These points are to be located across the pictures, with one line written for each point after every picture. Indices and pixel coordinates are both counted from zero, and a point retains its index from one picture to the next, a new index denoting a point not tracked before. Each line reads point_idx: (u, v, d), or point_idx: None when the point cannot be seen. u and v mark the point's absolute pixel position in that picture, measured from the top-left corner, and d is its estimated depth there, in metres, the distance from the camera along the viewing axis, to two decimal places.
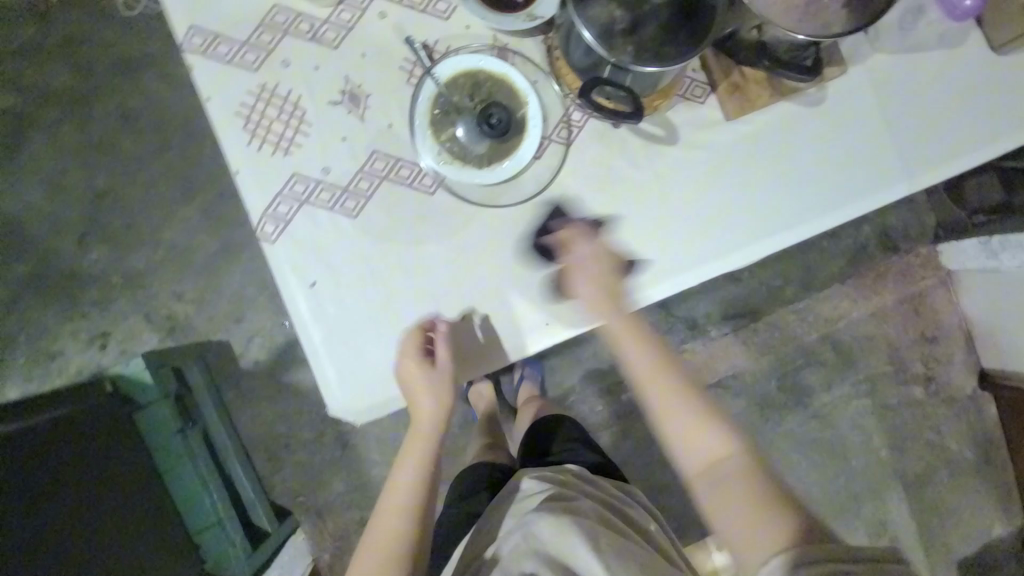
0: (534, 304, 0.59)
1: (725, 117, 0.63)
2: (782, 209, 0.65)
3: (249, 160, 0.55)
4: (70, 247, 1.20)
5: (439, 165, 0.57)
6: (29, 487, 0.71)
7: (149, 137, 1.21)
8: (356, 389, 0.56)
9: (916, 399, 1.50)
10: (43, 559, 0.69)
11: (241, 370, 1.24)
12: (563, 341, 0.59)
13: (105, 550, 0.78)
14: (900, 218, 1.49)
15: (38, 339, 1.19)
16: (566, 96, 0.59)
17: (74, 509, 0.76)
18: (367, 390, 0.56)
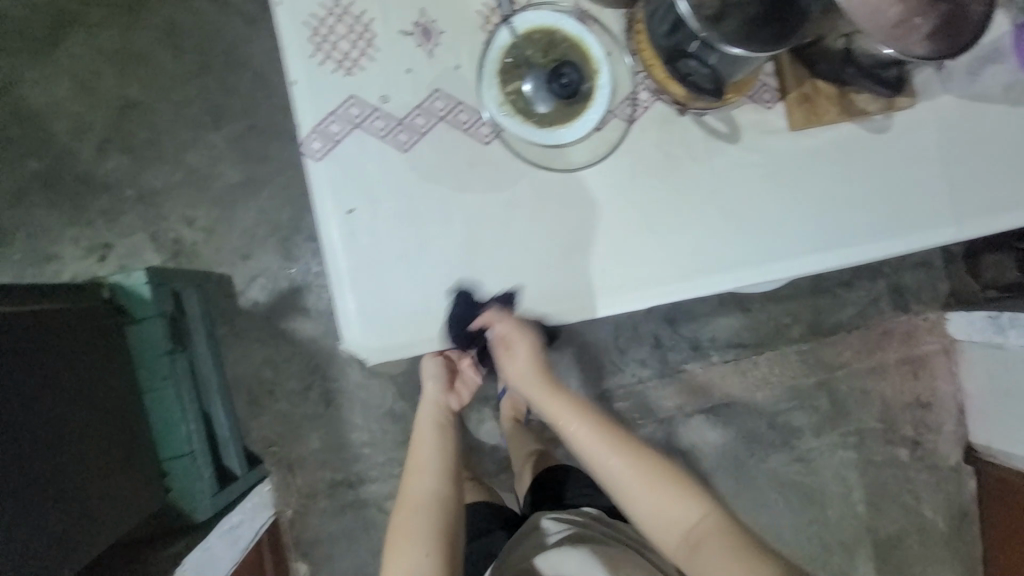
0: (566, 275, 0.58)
1: (789, 127, 0.62)
2: (823, 229, 0.64)
3: (310, 73, 0.53)
4: (90, 152, 1.17)
5: (500, 116, 0.55)
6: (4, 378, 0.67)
7: (190, 57, 1.19)
8: (374, 325, 0.55)
9: (900, 460, 1.49)
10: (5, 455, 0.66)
11: (238, 308, 1.21)
12: (588, 317, 0.58)
13: (58, 464, 0.72)
14: (915, 278, 1.49)
15: (39, 239, 1.15)
16: (638, 74, 0.59)
17: (30, 414, 0.70)
18: (386, 329, 0.54)
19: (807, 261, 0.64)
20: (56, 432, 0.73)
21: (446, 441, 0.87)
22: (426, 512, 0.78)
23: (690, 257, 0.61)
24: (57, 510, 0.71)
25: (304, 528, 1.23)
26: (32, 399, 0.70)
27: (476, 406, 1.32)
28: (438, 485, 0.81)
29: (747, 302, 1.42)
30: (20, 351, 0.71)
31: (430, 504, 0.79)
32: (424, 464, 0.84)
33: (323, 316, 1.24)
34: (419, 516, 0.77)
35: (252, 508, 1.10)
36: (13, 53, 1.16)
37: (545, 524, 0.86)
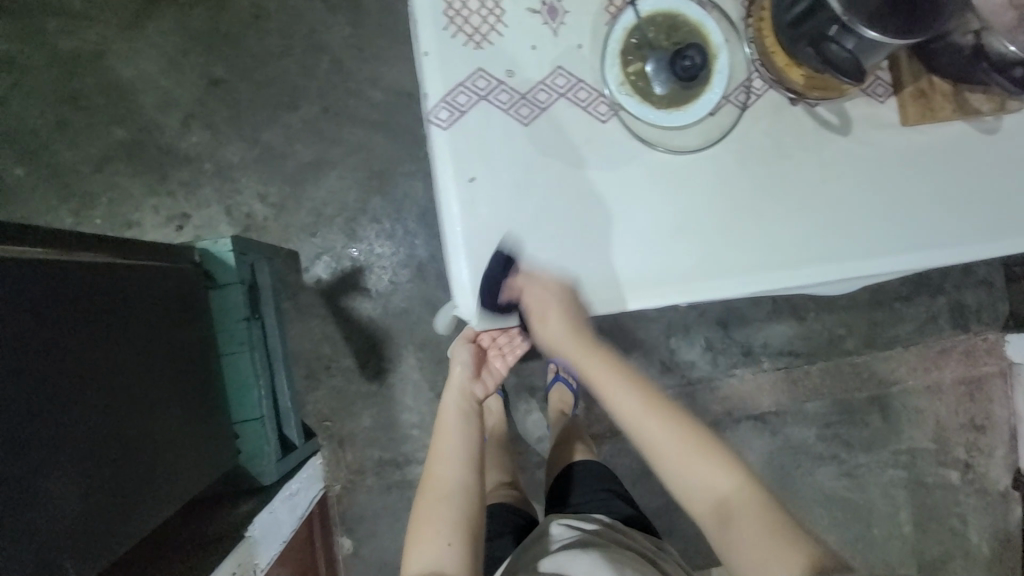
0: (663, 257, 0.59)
1: (901, 121, 0.62)
2: (921, 228, 0.63)
3: (441, 45, 0.55)
4: (174, 125, 1.22)
5: (619, 96, 0.57)
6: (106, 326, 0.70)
7: (272, 38, 1.23)
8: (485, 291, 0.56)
9: (950, 483, 1.45)
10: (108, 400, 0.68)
11: (301, 284, 1.24)
12: (682, 300, 0.59)
13: (150, 414, 0.75)
14: (976, 297, 1.44)
15: (122, 205, 1.21)
16: (754, 61, 0.59)
17: (128, 363, 0.72)
18: (497, 294, 0.56)
19: (903, 260, 0.63)
20: (147, 383, 0.75)
21: (470, 430, 0.78)
22: (453, 503, 0.71)
23: (790, 243, 0.61)
24: (150, 459, 0.73)
25: (350, 504, 1.25)
26: (129, 350, 0.73)
27: (523, 396, 1.33)
28: (465, 475, 0.74)
29: (802, 310, 1.39)
30: (122, 302, 0.74)
31: (455, 493, 0.72)
32: (448, 452, 0.75)
33: (382, 296, 1.26)
34: (446, 506, 0.70)
35: (308, 478, 1.13)
36: (109, 26, 1.22)
37: (554, 528, 0.86)
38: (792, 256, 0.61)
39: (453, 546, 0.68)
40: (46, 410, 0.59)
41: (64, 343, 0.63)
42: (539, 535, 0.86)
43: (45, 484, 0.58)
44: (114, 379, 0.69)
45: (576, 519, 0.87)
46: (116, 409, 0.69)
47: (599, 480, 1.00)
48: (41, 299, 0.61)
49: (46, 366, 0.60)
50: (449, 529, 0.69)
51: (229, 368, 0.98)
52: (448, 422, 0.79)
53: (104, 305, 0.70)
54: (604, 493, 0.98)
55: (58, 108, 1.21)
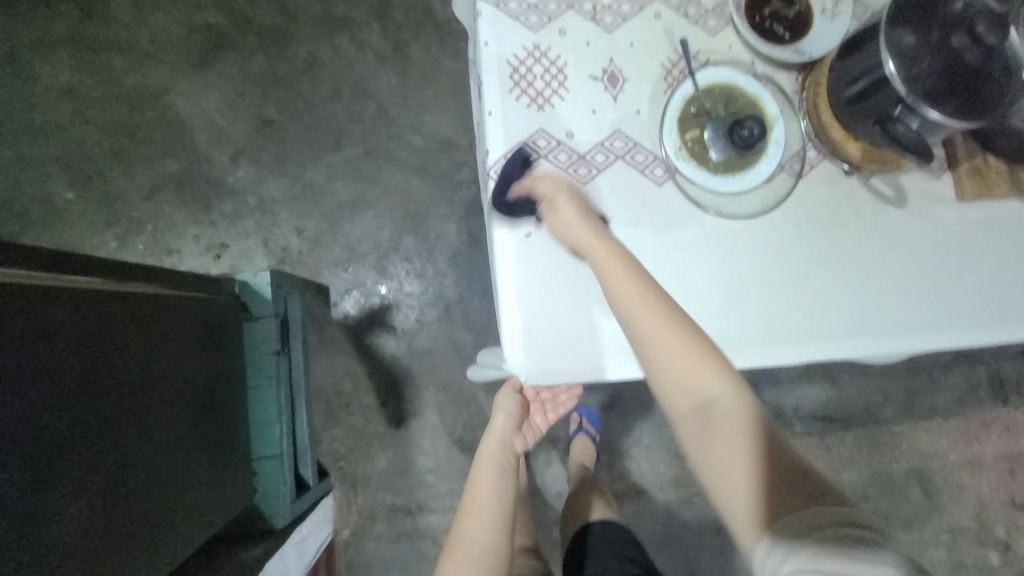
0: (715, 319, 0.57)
1: (957, 197, 0.61)
2: (981, 305, 0.61)
3: (506, 106, 0.57)
4: (223, 159, 1.27)
5: (676, 160, 0.57)
6: (139, 359, 0.69)
7: (324, 84, 1.30)
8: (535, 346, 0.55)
9: (997, 570, 1.34)
10: (134, 435, 0.66)
11: (329, 318, 1.25)
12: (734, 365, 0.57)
13: (172, 451, 0.73)
14: (1017, 369, 1.39)
15: (165, 233, 1.25)
16: (809, 133, 0.60)
17: (157, 396, 0.71)
18: (548, 352, 0.55)
19: (961, 336, 0.61)
20: (172, 418, 0.74)
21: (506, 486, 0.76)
22: (484, 564, 0.67)
23: (848, 316, 0.59)
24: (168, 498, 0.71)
25: (357, 552, 1.20)
26: (160, 382, 0.72)
27: (543, 446, 1.28)
28: (496, 537, 0.70)
29: (834, 372, 1.35)
30: (160, 333, 0.73)
31: (485, 553, 0.68)
32: (482, 507, 0.72)
33: (407, 335, 1.26)
34: (476, 566, 0.66)
35: (319, 522, 1.09)
36: (174, 67, 1.30)
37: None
38: (852, 328, 0.59)
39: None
40: (68, 447, 0.57)
41: (96, 375, 0.62)
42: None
43: (61, 524, 0.56)
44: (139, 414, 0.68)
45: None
46: (139, 445, 0.67)
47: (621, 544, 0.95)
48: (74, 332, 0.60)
49: (74, 401, 0.59)
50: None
51: (254, 402, 0.97)
52: (486, 473, 0.76)
53: (138, 337, 0.69)
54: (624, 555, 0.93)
55: (117, 139, 1.27)
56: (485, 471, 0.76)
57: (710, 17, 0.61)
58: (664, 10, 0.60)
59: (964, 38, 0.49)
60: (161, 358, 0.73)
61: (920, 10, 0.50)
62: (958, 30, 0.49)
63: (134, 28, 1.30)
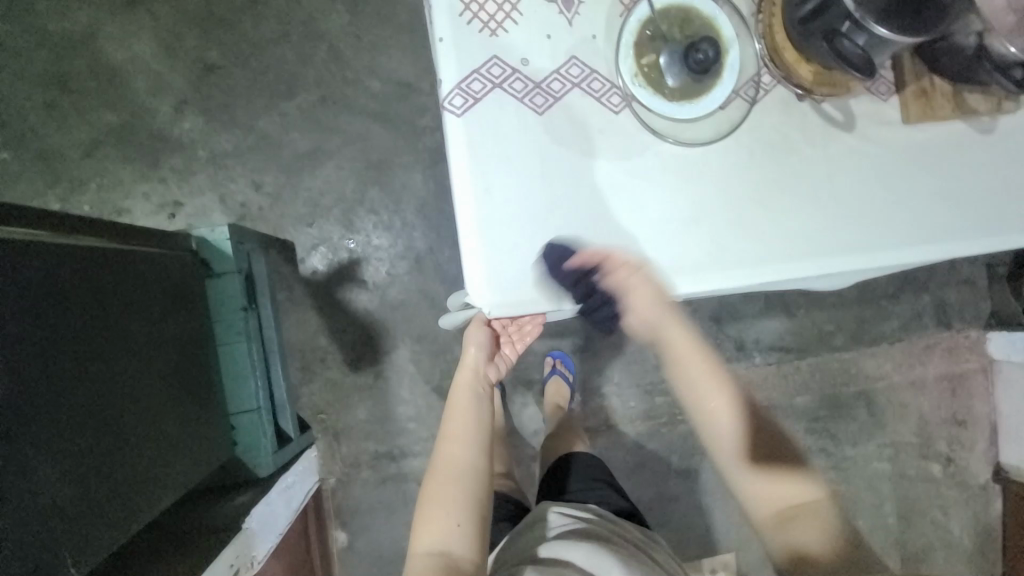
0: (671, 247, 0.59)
1: (902, 119, 0.63)
2: (920, 225, 0.65)
3: (457, 31, 0.55)
4: (167, 110, 1.19)
5: (632, 87, 0.57)
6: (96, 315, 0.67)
7: (270, 24, 1.21)
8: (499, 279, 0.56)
9: (932, 475, 1.50)
10: (99, 391, 0.65)
11: (297, 275, 1.23)
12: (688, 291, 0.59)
13: (142, 405, 0.72)
14: (959, 296, 1.49)
15: (112, 192, 1.18)
16: (763, 57, 0.60)
17: (120, 353, 0.70)
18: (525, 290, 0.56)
19: (901, 255, 0.64)
20: (127, 374, 0.71)
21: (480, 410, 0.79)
22: (462, 482, 0.72)
23: (797, 239, 0.62)
24: (132, 453, 0.70)
25: (345, 497, 1.24)
26: (121, 338, 0.71)
27: (520, 390, 1.33)
28: (473, 457, 0.75)
29: (793, 306, 1.42)
30: (113, 290, 0.71)
31: (464, 473, 0.73)
32: (459, 431, 0.77)
33: (379, 288, 1.25)
34: (456, 485, 0.72)
35: (303, 470, 1.11)
36: (100, 7, 1.18)
37: (550, 518, 0.82)
38: (800, 250, 0.62)
39: (462, 523, 0.69)
40: (33, 400, 0.57)
41: (51, 329, 0.60)
42: (531, 523, 0.83)
43: (23, 480, 0.55)
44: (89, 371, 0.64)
45: (567, 509, 0.84)
46: (106, 399, 0.66)
47: (594, 471, 0.99)
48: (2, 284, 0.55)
49: (33, 355, 0.57)
50: (463, 496, 0.71)
51: (225, 359, 0.96)
52: (462, 400, 0.79)
53: (73, 291, 0.64)
54: (591, 483, 0.96)
55: (46, 89, 1.17)
56: (459, 398, 0.80)
57: None
58: None
59: None
60: (105, 313, 0.69)
61: None
62: None
63: None
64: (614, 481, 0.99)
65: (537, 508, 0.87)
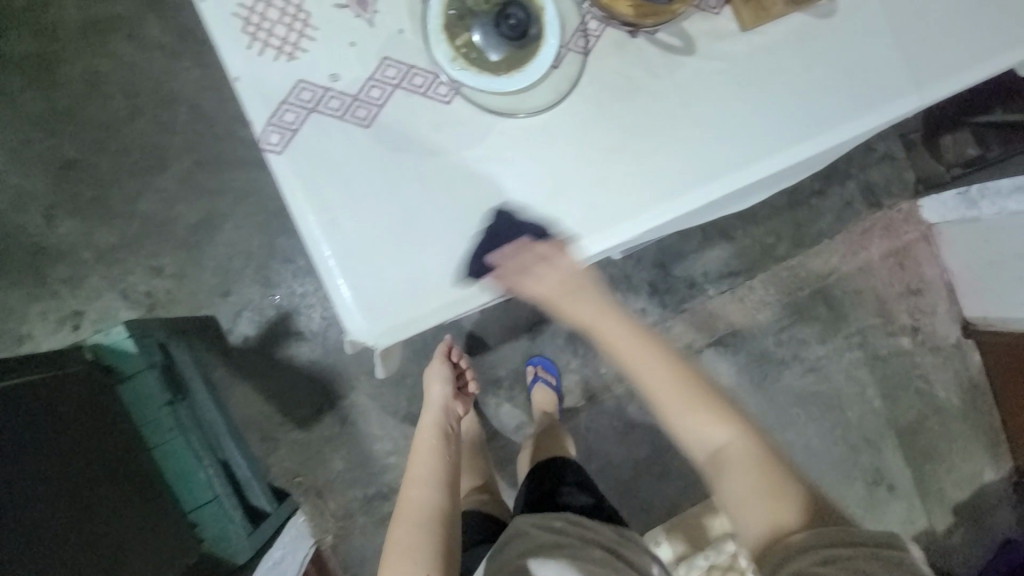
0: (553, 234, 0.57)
1: (739, 28, 0.62)
2: (787, 127, 0.63)
3: (251, 65, 0.51)
4: (37, 222, 1.11)
5: (455, 73, 0.54)
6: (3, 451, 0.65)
7: (119, 102, 1.13)
8: (389, 304, 0.54)
9: (904, 349, 1.54)
10: (24, 525, 0.64)
11: (229, 347, 1.17)
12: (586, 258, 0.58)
13: (79, 529, 0.70)
14: (883, 174, 1.51)
15: (6, 322, 1.10)
16: (582, 5, 0.58)
17: (40, 484, 0.68)
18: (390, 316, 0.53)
19: (776, 162, 0.63)
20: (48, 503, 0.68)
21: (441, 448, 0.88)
22: (421, 522, 0.74)
23: (670, 174, 0.60)
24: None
25: (348, 551, 1.21)
26: (38, 468, 0.69)
27: (491, 391, 1.31)
28: (433, 496, 0.79)
29: (730, 230, 1.43)
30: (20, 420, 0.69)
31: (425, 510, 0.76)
32: (418, 476, 0.82)
33: (318, 336, 1.20)
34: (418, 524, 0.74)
35: (292, 541, 1.05)
36: None
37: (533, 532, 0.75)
38: (678, 186, 0.60)
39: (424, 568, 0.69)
40: None
41: None
42: (511, 538, 0.77)
43: None
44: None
45: (543, 519, 0.79)
46: (33, 534, 0.64)
47: (569, 473, 1.00)
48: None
49: None
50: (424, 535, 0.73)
51: (166, 458, 0.92)
52: (422, 449, 0.87)
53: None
54: (567, 487, 0.96)
55: None
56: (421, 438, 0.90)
57: None
58: None
59: None
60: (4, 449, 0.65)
61: None
62: None
63: None
64: (590, 482, 1.00)
65: (514, 524, 0.81)
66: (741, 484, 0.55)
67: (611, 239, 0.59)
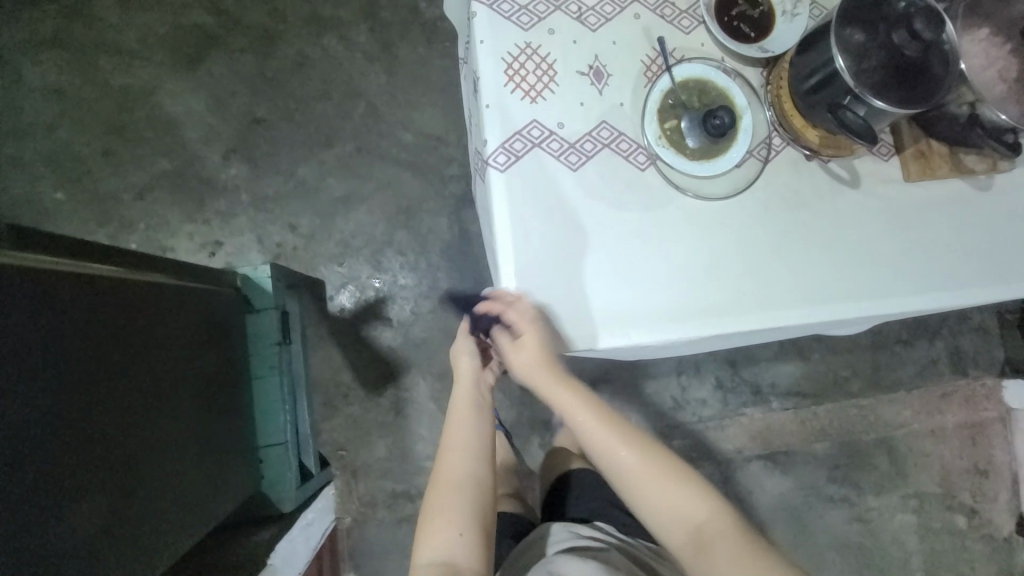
0: (727, 301, 0.64)
1: (903, 177, 0.69)
2: (929, 273, 0.69)
3: (501, 97, 0.62)
4: (215, 159, 1.29)
5: (656, 147, 0.64)
6: (147, 349, 0.70)
7: (314, 84, 1.34)
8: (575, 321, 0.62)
9: (958, 528, 1.45)
10: (147, 414, 0.68)
11: (327, 312, 1.27)
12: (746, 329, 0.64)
13: (176, 439, 0.73)
14: (972, 343, 1.50)
15: (159, 231, 1.25)
16: (774, 122, 0.67)
17: (162, 384, 0.72)
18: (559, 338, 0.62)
19: (915, 301, 0.68)
20: (167, 386, 0.73)
21: (477, 416, 0.76)
22: (464, 494, 0.71)
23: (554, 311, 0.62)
24: (172, 470, 0.72)
25: (360, 538, 1.23)
26: (168, 368, 0.74)
27: (537, 429, 1.32)
28: (474, 468, 0.73)
29: (807, 351, 1.44)
30: (167, 327, 0.75)
31: (465, 486, 0.71)
32: (457, 445, 0.74)
33: (402, 326, 1.30)
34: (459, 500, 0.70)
35: (324, 506, 1.15)
36: (160, 67, 1.30)
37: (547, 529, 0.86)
38: (830, 300, 0.66)
39: (464, 532, 0.69)
40: (99, 431, 0.60)
41: (115, 357, 0.64)
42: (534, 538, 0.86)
43: (66, 519, 0.55)
44: (137, 401, 0.67)
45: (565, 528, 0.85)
46: (145, 432, 0.67)
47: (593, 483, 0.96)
48: (77, 317, 0.59)
49: (109, 386, 0.62)
50: (462, 535, 0.69)
51: (258, 392, 1.00)
52: (458, 424, 0.75)
53: (137, 317, 0.69)
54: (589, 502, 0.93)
55: (103, 137, 1.27)
56: (457, 418, 0.76)
57: (684, 17, 0.67)
58: (643, 11, 0.66)
59: (903, 35, 0.55)
60: (154, 342, 0.72)
61: (865, 7, 0.57)
62: (898, 27, 0.56)
63: (120, 28, 1.30)
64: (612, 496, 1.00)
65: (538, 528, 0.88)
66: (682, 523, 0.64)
67: (783, 323, 0.65)
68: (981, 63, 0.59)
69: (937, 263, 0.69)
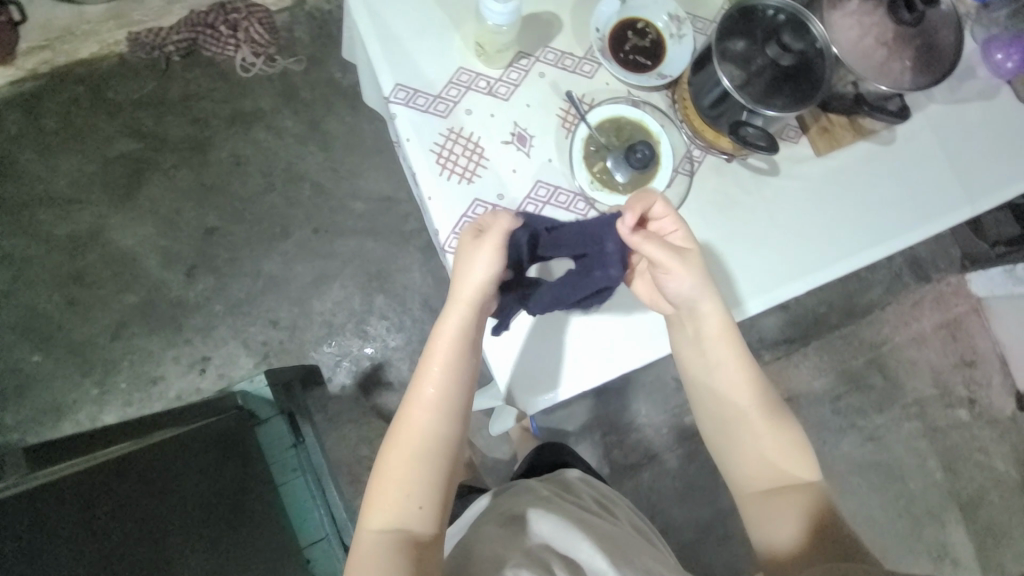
0: None
1: (815, 153, 0.76)
2: (861, 233, 0.75)
3: (440, 186, 0.67)
4: (179, 279, 1.30)
5: (592, 191, 0.69)
6: (195, 489, 0.76)
7: (255, 178, 1.35)
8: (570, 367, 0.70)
9: (962, 421, 1.55)
10: (215, 545, 0.74)
11: (330, 393, 1.30)
12: None
13: (245, 559, 0.78)
14: (928, 249, 1.60)
15: (143, 364, 1.26)
16: (689, 137, 0.73)
17: (217, 514, 0.78)
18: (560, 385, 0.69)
19: (855, 260, 0.75)
20: (222, 515, 0.79)
21: (464, 367, 0.62)
22: (434, 462, 0.59)
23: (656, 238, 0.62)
24: None
25: None
26: (218, 499, 0.80)
27: None
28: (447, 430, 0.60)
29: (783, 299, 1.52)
30: (205, 464, 0.81)
31: (431, 451, 0.59)
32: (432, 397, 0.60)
33: (405, 386, 1.33)
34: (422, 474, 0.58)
35: None
36: (101, 205, 1.30)
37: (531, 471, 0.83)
38: (779, 283, 0.73)
39: (425, 505, 0.58)
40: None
41: (167, 510, 0.70)
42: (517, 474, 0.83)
43: None
44: (201, 538, 0.72)
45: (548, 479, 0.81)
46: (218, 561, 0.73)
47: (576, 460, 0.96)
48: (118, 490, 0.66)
49: (172, 537, 0.68)
50: (423, 507, 0.58)
51: (290, 496, 1.05)
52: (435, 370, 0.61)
53: (175, 467, 0.75)
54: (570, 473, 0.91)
55: (62, 289, 1.27)
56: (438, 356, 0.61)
57: (584, 63, 0.72)
58: (546, 69, 0.71)
59: (776, 49, 0.61)
60: (183, 497, 0.74)
61: (738, 23, 0.63)
62: (772, 41, 0.62)
63: (49, 177, 1.30)
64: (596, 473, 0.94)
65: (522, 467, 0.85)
66: (778, 477, 0.64)
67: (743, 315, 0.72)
68: (858, 34, 0.65)
69: (867, 220, 0.76)
